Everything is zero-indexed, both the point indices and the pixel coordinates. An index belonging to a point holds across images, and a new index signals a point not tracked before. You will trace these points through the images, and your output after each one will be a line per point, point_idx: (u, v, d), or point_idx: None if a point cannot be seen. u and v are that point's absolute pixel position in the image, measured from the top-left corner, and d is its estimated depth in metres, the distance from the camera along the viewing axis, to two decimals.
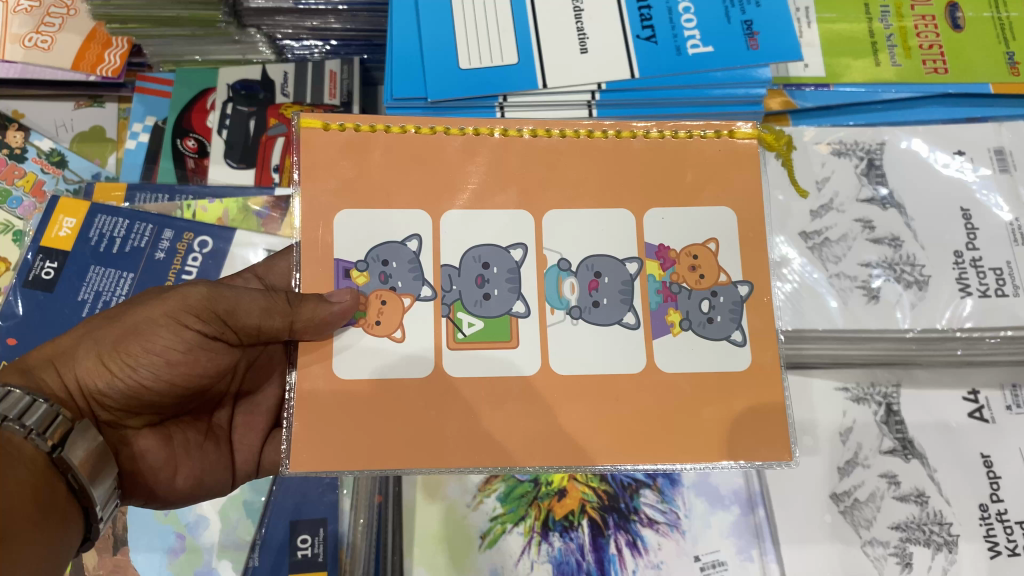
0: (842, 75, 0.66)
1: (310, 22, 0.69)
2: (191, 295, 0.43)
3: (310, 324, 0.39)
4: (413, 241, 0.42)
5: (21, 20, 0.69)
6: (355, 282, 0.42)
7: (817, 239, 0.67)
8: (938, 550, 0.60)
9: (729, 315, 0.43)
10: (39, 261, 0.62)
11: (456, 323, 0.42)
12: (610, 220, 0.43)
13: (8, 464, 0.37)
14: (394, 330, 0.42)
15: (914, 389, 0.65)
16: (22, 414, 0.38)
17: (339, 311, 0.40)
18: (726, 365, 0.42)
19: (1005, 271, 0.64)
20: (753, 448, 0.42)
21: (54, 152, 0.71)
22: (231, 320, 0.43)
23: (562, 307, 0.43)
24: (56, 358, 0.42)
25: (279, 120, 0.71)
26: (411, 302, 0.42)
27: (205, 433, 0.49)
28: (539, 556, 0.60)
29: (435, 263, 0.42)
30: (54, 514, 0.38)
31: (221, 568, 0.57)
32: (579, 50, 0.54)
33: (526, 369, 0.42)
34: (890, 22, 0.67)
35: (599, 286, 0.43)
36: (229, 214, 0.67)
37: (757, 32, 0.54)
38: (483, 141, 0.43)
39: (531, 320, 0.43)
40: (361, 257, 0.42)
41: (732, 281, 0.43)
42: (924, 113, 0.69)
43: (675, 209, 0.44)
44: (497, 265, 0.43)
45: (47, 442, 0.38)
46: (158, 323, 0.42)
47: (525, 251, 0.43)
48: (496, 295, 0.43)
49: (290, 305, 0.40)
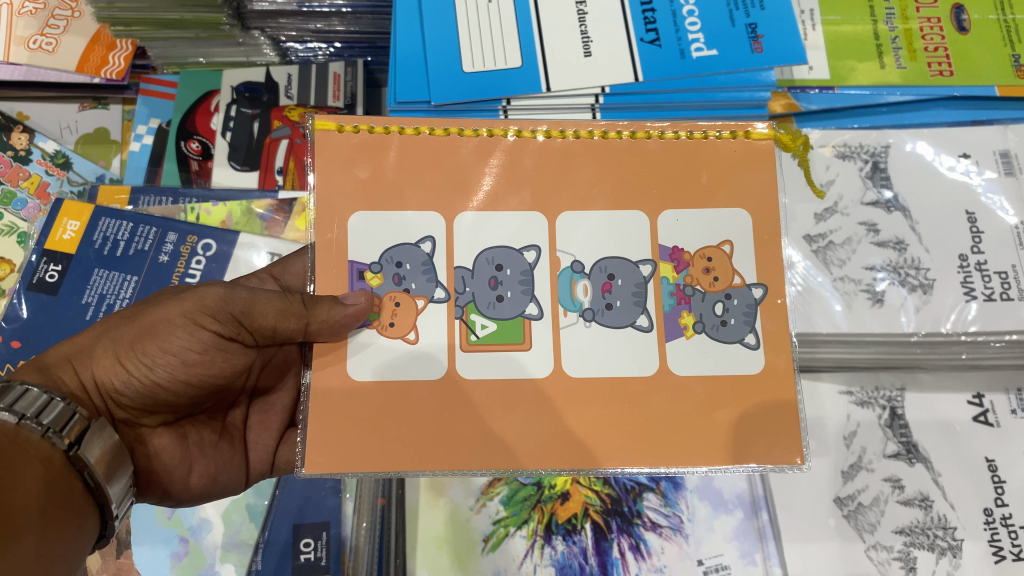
0: (847, 78, 0.66)
1: (314, 24, 0.69)
2: (208, 296, 0.42)
3: (325, 325, 0.40)
4: (427, 242, 0.42)
5: (26, 21, 0.69)
6: (369, 283, 0.42)
7: (821, 243, 0.67)
8: (942, 554, 0.60)
9: (742, 318, 0.43)
10: (43, 263, 0.62)
11: (470, 325, 0.42)
12: (624, 222, 0.43)
13: (21, 462, 0.37)
14: (407, 332, 0.42)
15: (918, 393, 0.64)
16: (39, 412, 0.38)
17: (353, 313, 0.40)
18: (739, 368, 0.42)
19: (1010, 275, 0.64)
20: (763, 451, 0.42)
21: (59, 153, 0.72)
22: (248, 321, 0.43)
23: (575, 309, 0.43)
24: (73, 357, 0.43)
25: (283, 122, 0.71)
26: (424, 304, 0.42)
27: (219, 432, 0.49)
28: (542, 559, 0.60)
29: (448, 265, 0.42)
30: (72, 512, 0.38)
31: (224, 571, 0.57)
32: (583, 53, 0.54)
33: (537, 372, 0.42)
34: (895, 25, 0.67)
35: (612, 288, 0.43)
36: (234, 216, 0.68)
37: (761, 35, 0.54)
38: (498, 142, 0.43)
39: (544, 322, 0.43)
40: (376, 258, 0.42)
41: (747, 283, 0.43)
42: (930, 116, 0.68)
43: (690, 210, 0.43)
44: (510, 267, 0.43)
45: (64, 440, 0.38)
46: (175, 323, 0.42)
47: (539, 253, 0.43)
48: (510, 297, 0.43)
49: (306, 306, 0.40)
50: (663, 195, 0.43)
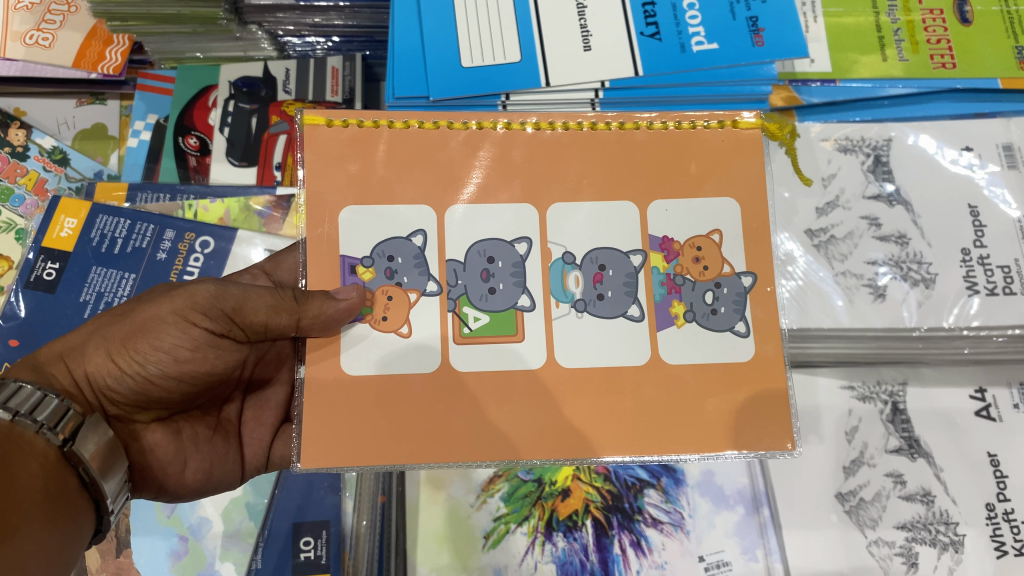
0: (848, 71, 0.65)
1: (312, 19, 0.68)
2: (199, 293, 0.42)
3: (317, 321, 0.39)
4: (418, 236, 0.42)
5: (22, 17, 0.68)
6: (361, 278, 0.41)
7: (822, 237, 0.66)
8: (944, 550, 0.60)
9: (732, 307, 0.42)
10: (41, 261, 0.61)
11: (462, 317, 0.42)
12: (611, 211, 0.43)
13: (19, 457, 0.36)
14: (400, 326, 0.41)
15: (920, 387, 0.64)
16: (33, 409, 0.38)
17: (345, 307, 0.40)
18: (730, 356, 0.42)
19: (1013, 269, 0.63)
20: (757, 438, 0.41)
21: (56, 149, 0.71)
22: (239, 317, 0.42)
23: (567, 300, 0.42)
24: (66, 354, 0.42)
25: (281, 117, 0.70)
26: (416, 297, 0.42)
27: (214, 428, 0.49)
28: (543, 556, 0.60)
29: (440, 259, 0.42)
30: (68, 508, 0.38)
31: (224, 570, 0.57)
32: (582, 48, 0.54)
33: (531, 363, 0.42)
34: (897, 16, 0.66)
35: (603, 279, 0.43)
36: (231, 213, 0.67)
37: (762, 29, 0.54)
38: (486, 135, 0.43)
39: (536, 314, 0.42)
40: (366, 253, 0.42)
41: (736, 272, 0.43)
42: (933, 109, 0.68)
43: (678, 200, 0.43)
44: (501, 260, 0.42)
45: (58, 436, 0.38)
46: (165, 320, 0.42)
47: (529, 245, 0.42)
48: (501, 289, 0.42)
49: (298, 302, 0.40)
50: (651, 184, 0.43)
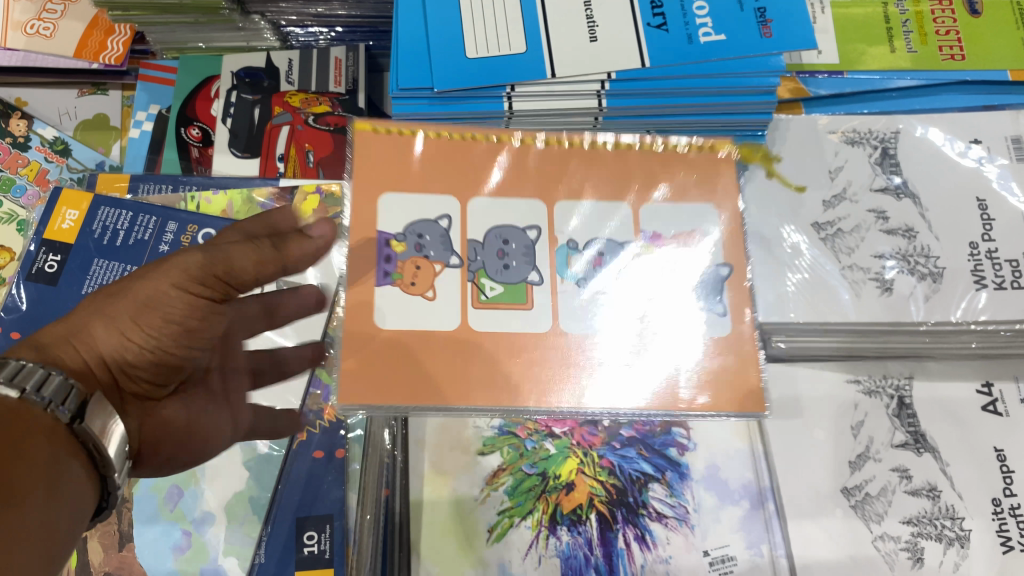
0: (856, 62, 0.69)
1: (315, 9, 0.68)
2: (190, 263, 0.41)
3: (300, 258, 0.43)
4: (444, 219, 0.48)
5: (22, 6, 0.69)
6: (394, 250, 0.46)
7: (829, 231, 0.66)
8: (950, 545, 0.59)
9: (710, 292, 0.48)
10: (42, 253, 0.58)
11: (480, 286, 0.47)
12: (609, 211, 0.49)
13: (27, 434, 0.35)
14: (426, 291, 0.46)
15: (926, 381, 0.64)
16: (38, 386, 0.36)
17: (321, 242, 0.43)
18: (711, 331, 0.47)
19: (1021, 262, 0.63)
20: None
21: (58, 140, 0.70)
22: (234, 279, 0.42)
23: (571, 279, 0.47)
24: (71, 334, 0.41)
25: (284, 108, 0.70)
26: (440, 268, 0.47)
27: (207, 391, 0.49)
28: (547, 549, 0.59)
29: (462, 237, 0.48)
30: (76, 485, 0.37)
31: (227, 565, 0.55)
32: (589, 38, 0.53)
33: (541, 326, 0.46)
34: (906, 8, 0.70)
35: (603, 263, 0.48)
36: (234, 205, 0.63)
37: (770, 20, 0.53)
38: None
39: (544, 288, 0.47)
40: (400, 229, 0.47)
41: (714, 263, 0.48)
42: (942, 100, 0.70)
43: (664, 204, 0.50)
44: (515, 242, 0.48)
45: (67, 413, 0.37)
46: (168, 293, 0.41)
47: (539, 232, 0.48)
48: (514, 266, 0.48)
49: (277, 248, 0.42)
50: None
